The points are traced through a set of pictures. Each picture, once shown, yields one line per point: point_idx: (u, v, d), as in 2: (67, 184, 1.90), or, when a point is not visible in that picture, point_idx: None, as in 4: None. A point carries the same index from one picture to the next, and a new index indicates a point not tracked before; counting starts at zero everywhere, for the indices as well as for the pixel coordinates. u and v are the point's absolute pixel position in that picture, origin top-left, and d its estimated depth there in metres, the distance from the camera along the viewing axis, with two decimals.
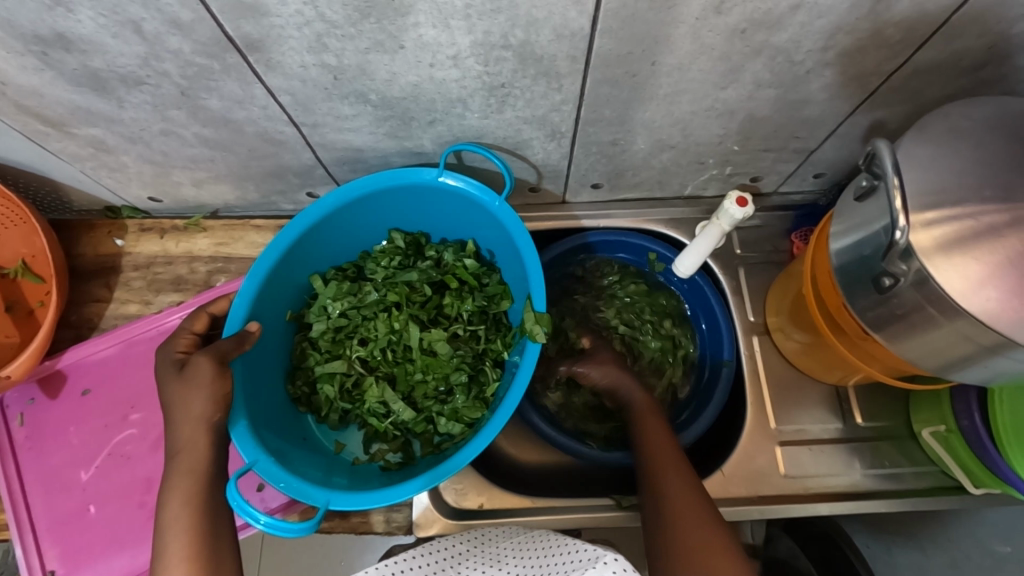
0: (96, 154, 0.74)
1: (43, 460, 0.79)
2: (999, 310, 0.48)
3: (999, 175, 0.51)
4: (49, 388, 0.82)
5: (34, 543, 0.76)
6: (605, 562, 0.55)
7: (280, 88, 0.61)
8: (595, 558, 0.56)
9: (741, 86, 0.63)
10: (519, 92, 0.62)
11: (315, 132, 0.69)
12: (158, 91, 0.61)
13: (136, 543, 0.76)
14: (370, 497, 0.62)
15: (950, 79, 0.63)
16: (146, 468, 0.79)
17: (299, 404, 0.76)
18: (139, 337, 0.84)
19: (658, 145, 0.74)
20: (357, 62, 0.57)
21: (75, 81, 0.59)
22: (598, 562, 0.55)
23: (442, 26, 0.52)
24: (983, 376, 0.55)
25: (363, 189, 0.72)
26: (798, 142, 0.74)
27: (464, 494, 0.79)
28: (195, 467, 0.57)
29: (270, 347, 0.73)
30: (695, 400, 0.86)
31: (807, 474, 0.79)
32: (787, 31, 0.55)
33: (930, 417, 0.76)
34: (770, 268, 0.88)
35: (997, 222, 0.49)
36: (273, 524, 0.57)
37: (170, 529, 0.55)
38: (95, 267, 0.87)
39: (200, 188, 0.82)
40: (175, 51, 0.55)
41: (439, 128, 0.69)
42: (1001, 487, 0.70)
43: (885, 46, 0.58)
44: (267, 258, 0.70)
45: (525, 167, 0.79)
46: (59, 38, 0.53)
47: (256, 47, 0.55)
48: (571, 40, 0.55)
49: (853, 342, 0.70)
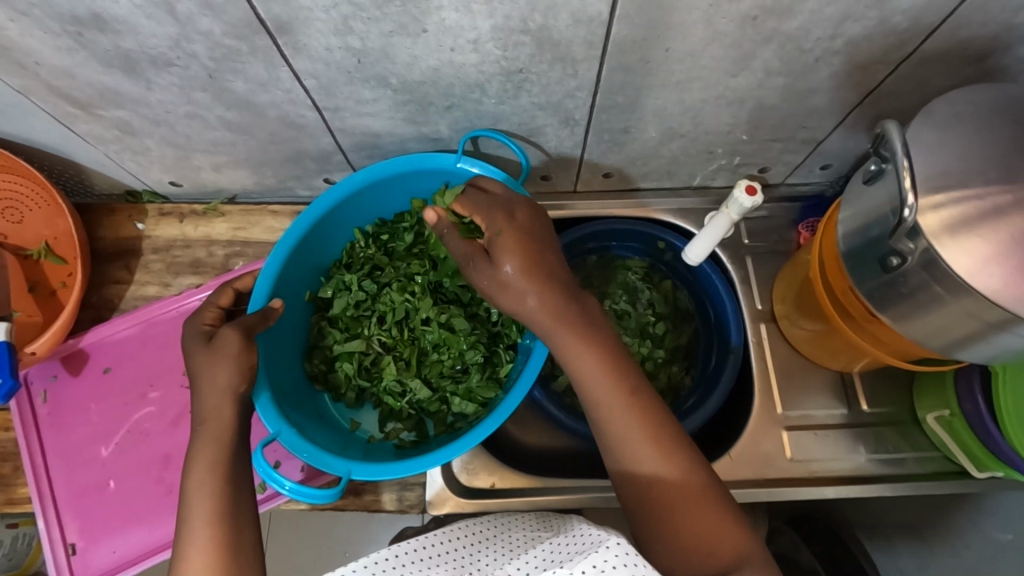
0: (122, 136, 0.76)
1: (64, 435, 0.81)
2: (1003, 287, 0.49)
3: (1002, 158, 0.52)
4: (70, 365, 0.84)
5: (54, 516, 0.78)
6: (610, 547, 0.52)
7: (305, 71, 0.63)
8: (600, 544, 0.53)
9: (751, 73, 0.65)
10: (535, 77, 0.64)
11: (335, 116, 0.71)
12: (186, 74, 0.63)
13: (154, 518, 0.78)
14: (388, 469, 0.64)
15: (954, 69, 0.65)
16: (165, 445, 0.81)
17: (316, 382, 0.78)
18: (158, 318, 0.86)
19: (669, 133, 0.76)
20: (380, 45, 0.59)
21: (107, 61, 0.61)
22: (601, 548, 0.52)
23: (464, 9, 0.54)
24: (988, 354, 0.56)
25: (386, 172, 0.74)
26: (806, 132, 0.76)
27: (475, 473, 0.80)
28: (220, 435, 0.59)
29: (289, 325, 0.75)
30: (702, 386, 0.87)
31: (813, 458, 0.81)
32: (797, 19, 0.57)
33: (934, 402, 0.77)
34: (777, 257, 0.89)
35: (1002, 203, 0.51)
36: (297, 491, 0.60)
37: (194, 494, 0.57)
38: (115, 249, 0.89)
39: (219, 173, 0.84)
40: (205, 32, 0.57)
41: (456, 113, 0.71)
42: (1003, 469, 0.72)
43: (893, 34, 0.59)
44: (290, 236, 0.72)
45: (539, 154, 0.80)
46: (95, 18, 0.55)
47: (284, 30, 0.57)
48: (588, 25, 0.57)
49: (861, 326, 0.72)
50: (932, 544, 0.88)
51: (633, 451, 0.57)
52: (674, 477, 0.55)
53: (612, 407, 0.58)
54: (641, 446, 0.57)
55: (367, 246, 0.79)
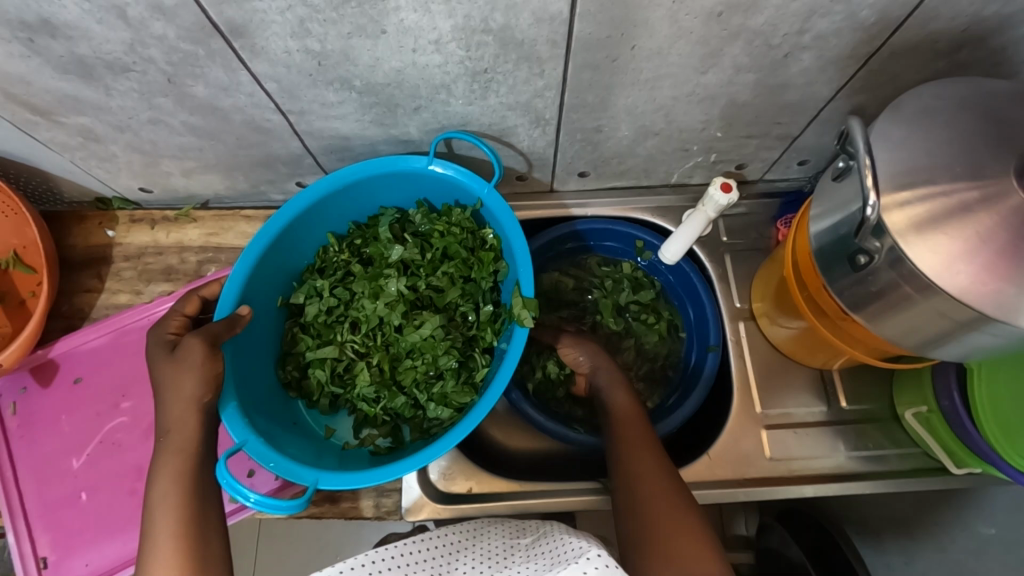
0: (86, 143, 0.74)
1: (35, 447, 0.80)
2: (971, 285, 0.49)
3: (970, 153, 0.51)
4: (41, 376, 0.83)
5: (26, 530, 0.77)
6: (589, 557, 0.55)
7: (266, 75, 0.62)
8: (579, 554, 0.56)
9: (720, 70, 0.64)
10: (501, 77, 0.63)
11: (302, 119, 0.70)
12: (144, 79, 0.62)
13: (127, 529, 0.77)
14: (359, 477, 0.63)
15: (927, 62, 0.64)
16: (137, 455, 0.80)
17: (290, 388, 0.77)
18: (130, 326, 0.85)
19: (642, 131, 0.75)
20: (340, 47, 0.58)
21: (62, 68, 0.60)
22: (582, 558, 0.55)
23: (423, 10, 0.53)
24: (961, 352, 0.55)
25: (354, 175, 0.73)
26: (780, 128, 0.75)
27: (453, 478, 0.79)
28: (184, 447, 0.58)
29: (260, 331, 0.74)
30: (682, 384, 0.87)
31: (793, 457, 0.80)
32: (763, 14, 0.56)
33: (913, 398, 0.77)
34: (756, 254, 0.89)
35: (969, 200, 0.50)
36: (263, 502, 0.58)
37: (158, 506, 0.56)
38: (86, 258, 0.88)
39: (189, 178, 0.83)
40: (160, 37, 0.56)
41: (424, 115, 0.70)
42: (982, 466, 0.71)
43: (861, 29, 0.59)
44: (258, 242, 0.71)
45: (513, 155, 0.80)
46: (44, 23, 0.54)
47: (240, 33, 0.55)
48: (550, 23, 0.56)
49: (835, 324, 0.71)
50: (919, 539, 0.88)
51: (653, 502, 0.64)
52: (677, 517, 0.62)
53: (635, 457, 0.68)
54: (668, 501, 0.64)
55: (340, 250, 0.78)
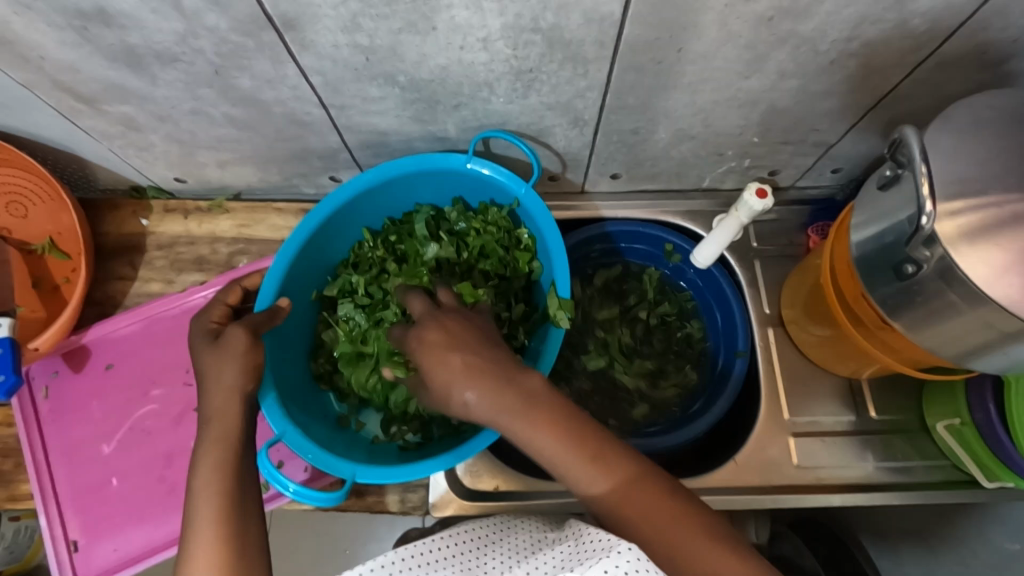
0: (126, 132, 0.75)
1: (66, 432, 0.81)
2: (1022, 297, 0.48)
3: (1022, 166, 0.51)
4: (72, 361, 0.84)
5: (57, 513, 0.77)
6: (620, 551, 0.50)
7: (311, 68, 0.62)
8: (609, 548, 0.51)
9: (764, 75, 0.64)
10: (545, 77, 0.63)
11: (342, 114, 0.70)
12: (191, 69, 0.62)
13: (156, 516, 0.78)
14: (395, 472, 0.64)
15: (972, 74, 0.64)
16: (168, 443, 0.80)
17: (321, 381, 0.77)
18: (162, 315, 0.85)
19: (679, 135, 0.75)
20: (389, 43, 0.58)
21: (112, 56, 0.61)
22: (613, 553, 0.50)
23: (474, 7, 0.53)
24: (1003, 364, 0.55)
25: (395, 171, 0.73)
26: (818, 135, 0.75)
27: (479, 476, 0.79)
28: (225, 436, 0.58)
29: (295, 322, 0.74)
30: (707, 389, 0.87)
31: (819, 465, 0.80)
32: (813, 20, 0.56)
33: (944, 410, 0.76)
34: (786, 261, 0.88)
35: (1022, 211, 0.50)
36: (301, 492, 0.59)
37: (199, 494, 0.55)
38: (118, 245, 0.89)
39: (224, 169, 0.83)
40: (211, 28, 0.56)
41: (464, 112, 0.70)
42: (1014, 479, 0.71)
43: (910, 38, 0.58)
44: (299, 233, 0.71)
45: (548, 155, 0.80)
46: (100, 12, 0.55)
47: (291, 26, 0.56)
48: (600, 24, 0.56)
49: (871, 333, 0.71)
50: (938, 552, 0.87)
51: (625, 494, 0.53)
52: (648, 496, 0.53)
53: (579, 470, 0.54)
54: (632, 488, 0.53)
55: (375, 246, 0.79)
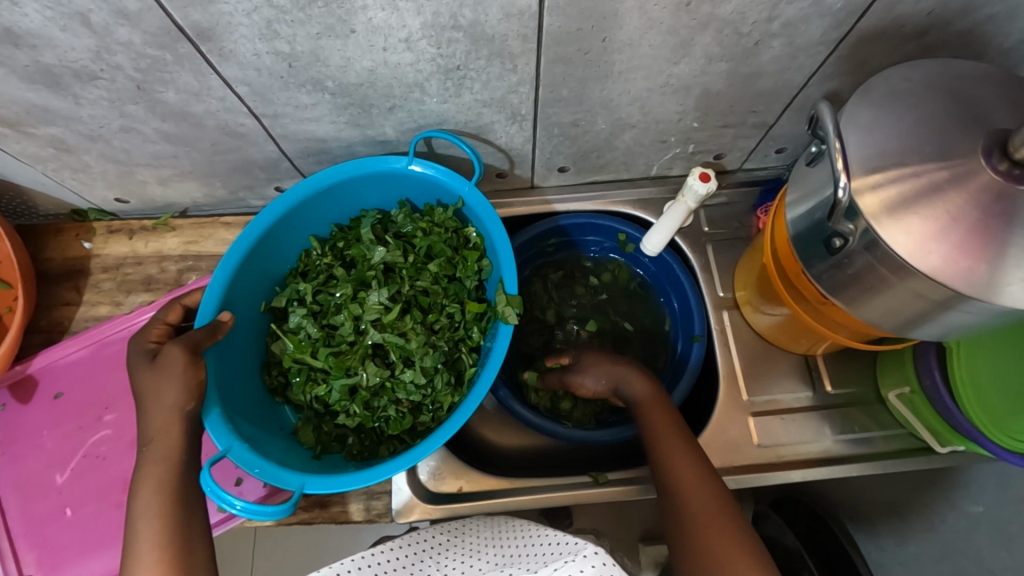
0: (58, 154, 0.73)
1: (16, 466, 0.79)
2: (943, 263, 0.49)
3: (938, 135, 0.52)
4: (19, 393, 0.82)
5: (12, 548, 0.76)
6: (584, 555, 0.57)
7: (236, 79, 0.61)
8: (574, 552, 0.58)
9: (692, 61, 0.64)
10: (474, 74, 0.63)
11: (276, 123, 0.69)
12: (113, 86, 0.61)
13: (114, 544, 0.76)
14: (345, 480, 0.63)
15: (895, 47, 0.65)
16: (122, 468, 0.79)
17: (275, 394, 0.76)
18: (110, 338, 0.84)
19: (619, 124, 0.75)
20: (310, 48, 0.57)
21: (28, 77, 0.59)
22: (578, 557, 0.57)
23: (391, 8, 0.53)
24: (938, 331, 0.56)
25: (332, 178, 0.73)
26: (755, 116, 0.76)
27: (442, 478, 0.79)
28: (168, 456, 0.57)
29: (241, 337, 0.73)
30: (669, 374, 0.88)
31: (780, 442, 0.80)
32: (730, 3, 0.56)
33: (896, 379, 0.77)
34: (738, 243, 0.89)
35: (938, 180, 0.51)
36: (249, 509, 0.58)
37: (141, 517, 0.55)
38: (63, 270, 0.87)
39: (166, 186, 0.82)
40: (126, 43, 0.55)
41: (400, 114, 0.69)
42: (965, 443, 0.72)
43: (828, 15, 0.59)
44: (237, 248, 0.70)
45: (492, 152, 0.79)
46: (6, 33, 0.53)
47: (207, 37, 0.55)
48: (520, 18, 0.56)
49: (816, 310, 0.72)
50: (909, 520, 0.88)
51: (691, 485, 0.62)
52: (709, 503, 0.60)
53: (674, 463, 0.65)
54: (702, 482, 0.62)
55: (323, 253, 0.78)
